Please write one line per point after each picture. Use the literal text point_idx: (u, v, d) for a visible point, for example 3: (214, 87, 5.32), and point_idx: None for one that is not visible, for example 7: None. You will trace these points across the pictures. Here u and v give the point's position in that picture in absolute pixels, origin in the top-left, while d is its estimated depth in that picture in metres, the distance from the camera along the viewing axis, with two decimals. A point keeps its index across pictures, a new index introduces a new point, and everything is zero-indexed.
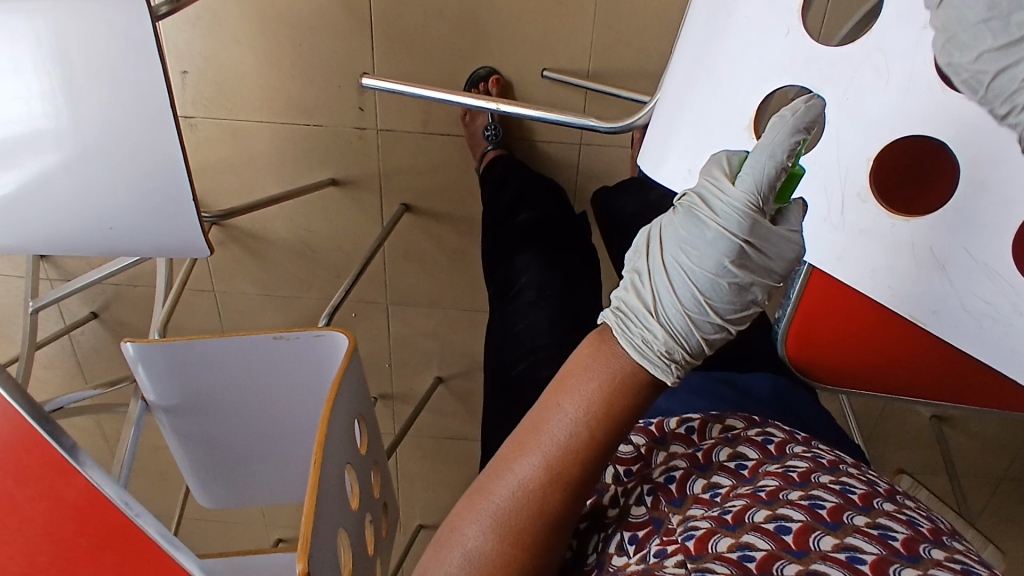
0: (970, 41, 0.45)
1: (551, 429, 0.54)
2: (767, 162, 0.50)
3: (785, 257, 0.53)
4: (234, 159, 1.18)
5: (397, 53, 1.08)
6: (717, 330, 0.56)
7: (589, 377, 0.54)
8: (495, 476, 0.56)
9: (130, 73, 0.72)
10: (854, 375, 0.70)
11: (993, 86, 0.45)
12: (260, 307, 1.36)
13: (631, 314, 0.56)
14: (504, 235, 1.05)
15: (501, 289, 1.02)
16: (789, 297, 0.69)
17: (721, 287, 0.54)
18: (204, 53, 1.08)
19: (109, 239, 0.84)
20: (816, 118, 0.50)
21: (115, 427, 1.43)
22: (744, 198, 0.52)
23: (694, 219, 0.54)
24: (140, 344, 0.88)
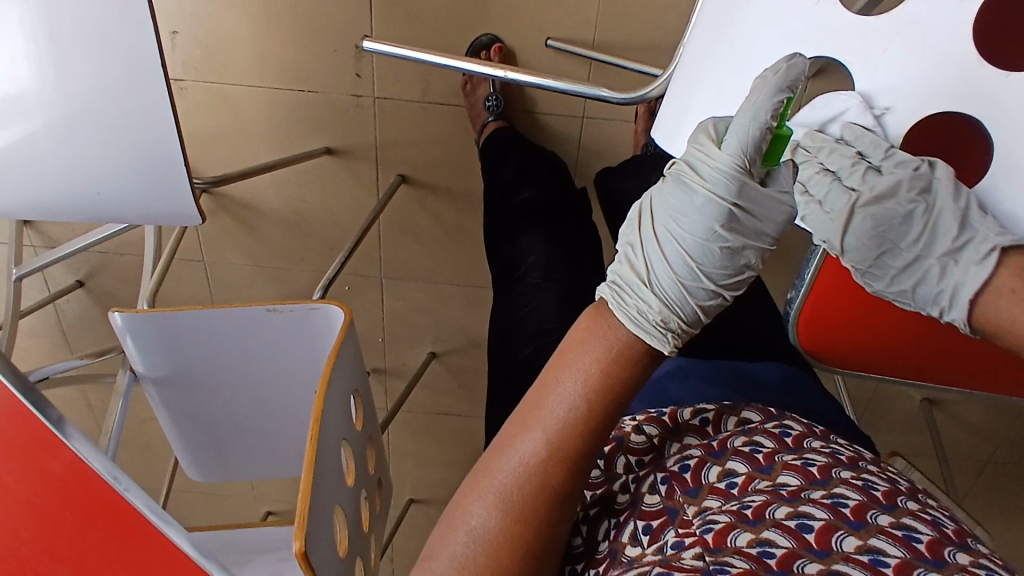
0: (882, 271, 0.54)
1: (552, 404, 0.53)
2: (751, 125, 0.50)
3: (774, 220, 0.53)
4: (226, 125, 1.14)
5: (396, 18, 1.04)
6: (712, 297, 0.56)
7: (587, 349, 0.54)
8: (498, 453, 0.55)
9: (119, 28, 0.68)
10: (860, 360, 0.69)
11: (920, 294, 0.54)
12: (251, 279, 1.33)
13: (626, 286, 0.56)
14: (506, 213, 1.03)
15: (506, 269, 0.99)
16: (801, 280, 0.66)
17: (713, 252, 0.54)
18: (195, 13, 1.04)
19: (98, 204, 0.81)
20: (798, 78, 0.48)
21: (100, 398, 1.41)
22: (730, 161, 0.51)
23: (684, 187, 0.54)
24: (128, 314, 0.86)
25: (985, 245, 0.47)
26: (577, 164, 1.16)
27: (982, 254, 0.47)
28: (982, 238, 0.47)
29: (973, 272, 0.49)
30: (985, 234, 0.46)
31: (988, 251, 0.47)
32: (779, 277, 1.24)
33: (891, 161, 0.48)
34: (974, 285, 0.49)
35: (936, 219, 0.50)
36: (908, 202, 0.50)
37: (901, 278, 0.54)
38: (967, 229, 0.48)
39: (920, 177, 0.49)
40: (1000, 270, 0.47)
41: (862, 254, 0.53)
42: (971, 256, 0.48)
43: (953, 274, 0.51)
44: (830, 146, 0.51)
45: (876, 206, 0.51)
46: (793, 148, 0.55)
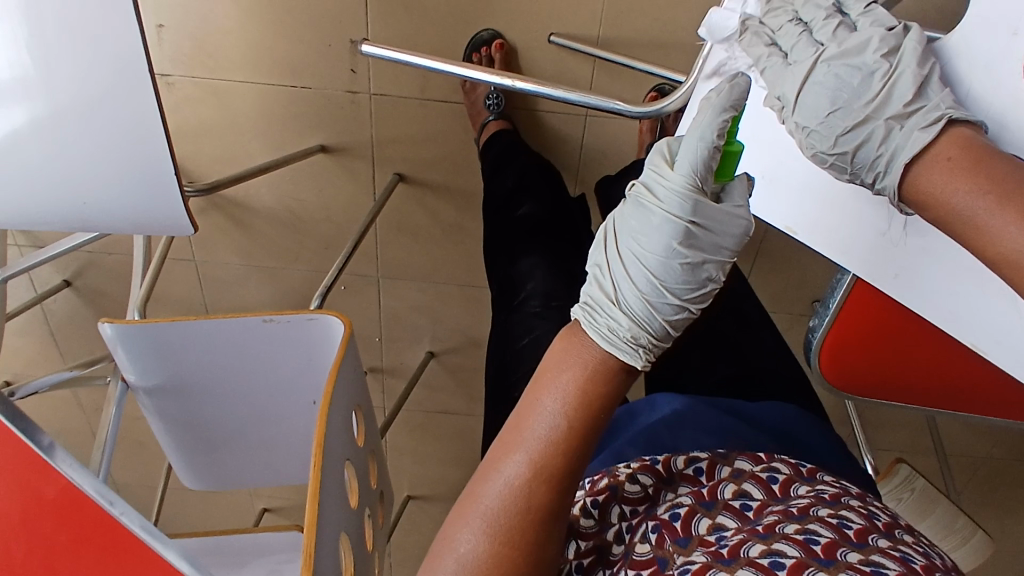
0: (826, 127, 0.52)
1: (534, 424, 0.51)
2: (698, 144, 0.49)
3: (731, 234, 0.52)
4: (216, 121, 1.10)
5: (393, 11, 1.00)
6: (678, 312, 0.54)
7: (565, 368, 0.52)
8: (483, 478, 0.52)
9: (102, 31, 0.65)
10: (875, 384, 0.69)
11: (856, 159, 0.52)
12: (244, 278, 1.29)
13: (596, 305, 0.54)
14: (506, 228, 0.99)
15: (506, 292, 0.94)
16: (825, 310, 0.66)
17: (675, 268, 0.52)
18: (184, 5, 0.99)
19: (84, 213, 0.78)
20: (742, 97, 0.49)
21: (92, 399, 1.38)
22: (683, 180, 0.51)
23: (642, 207, 0.53)
24: (119, 325, 0.83)
25: (937, 113, 0.48)
26: (580, 165, 1.13)
27: (928, 122, 0.48)
28: (935, 106, 0.48)
29: (914, 137, 0.48)
30: (939, 103, 0.48)
31: (936, 119, 0.48)
32: (771, 286, 1.21)
33: (868, 23, 0.52)
34: (916, 148, 0.48)
35: (893, 83, 0.50)
36: (872, 63, 0.51)
37: (845, 138, 0.51)
38: (921, 97, 0.49)
39: (891, 38, 0.51)
40: (941, 138, 0.47)
41: (813, 109, 0.52)
42: (918, 122, 0.48)
43: (895, 139, 0.50)
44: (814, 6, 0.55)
45: (840, 62, 0.51)
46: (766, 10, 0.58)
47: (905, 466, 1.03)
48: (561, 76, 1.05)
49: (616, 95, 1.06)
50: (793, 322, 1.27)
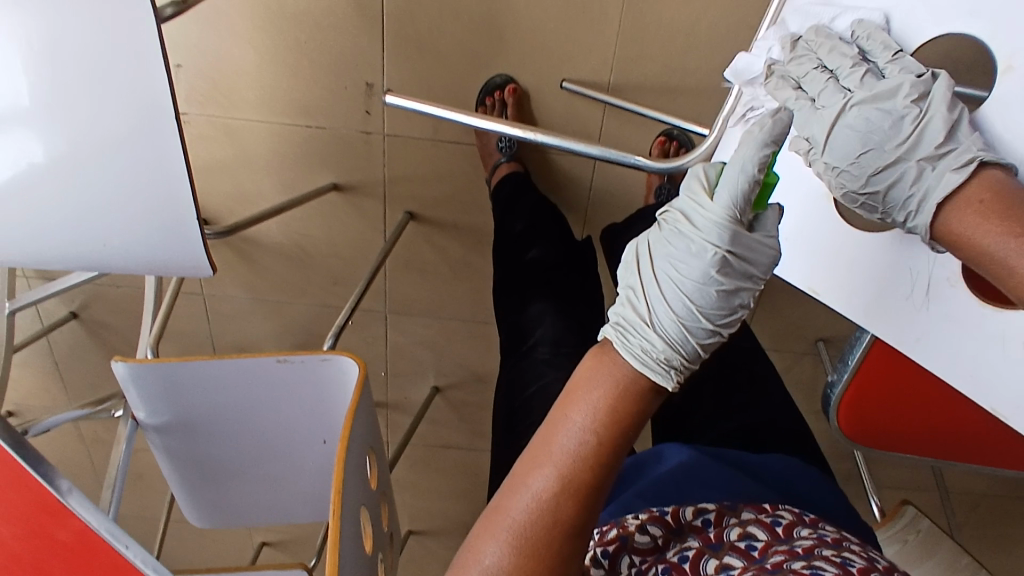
0: (855, 169, 0.49)
1: (562, 439, 0.51)
2: (740, 177, 0.50)
3: (763, 263, 0.53)
4: (229, 159, 1.12)
5: (409, 55, 1.02)
6: (712, 336, 0.54)
7: (594, 385, 0.52)
8: (510, 492, 0.51)
9: (132, 80, 0.66)
10: (886, 439, 0.70)
11: (888, 199, 0.49)
12: (250, 312, 1.30)
13: (630, 326, 0.54)
14: (515, 271, 1.00)
15: (514, 339, 0.95)
16: (846, 365, 0.66)
17: (711, 295, 0.53)
18: (202, 48, 1.02)
19: (104, 253, 0.78)
20: (782, 132, 0.50)
21: (93, 431, 1.37)
22: (723, 212, 0.52)
23: (680, 233, 0.54)
24: (131, 364, 0.83)
25: (969, 155, 0.44)
26: (589, 206, 1.14)
27: (959, 163, 0.45)
28: (965, 149, 0.45)
29: (946, 179, 0.45)
30: (969, 145, 0.45)
31: (968, 161, 0.44)
32: (774, 327, 1.23)
33: (897, 64, 0.49)
34: (947, 190, 0.45)
35: (925, 126, 0.47)
36: (903, 108, 0.48)
37: (876, 178, 0.49)
38: (952, 140, 0.46)
39: (921, 84, 0.47)
40: (974, 180, 0.44)
41: (842, 152, 0.49)
42: (949, 164, 0.45)
43: (928, 179, 0.46)
44: (834, 44, 0.52)
45: (873, 103, 0.48)
46: (793, 42, 0.55)
47: (911, 509, 1.05)
48: (572, 119, 1.07)
49: (625, 138, 1.08)
50: (795, 362, 1.27)
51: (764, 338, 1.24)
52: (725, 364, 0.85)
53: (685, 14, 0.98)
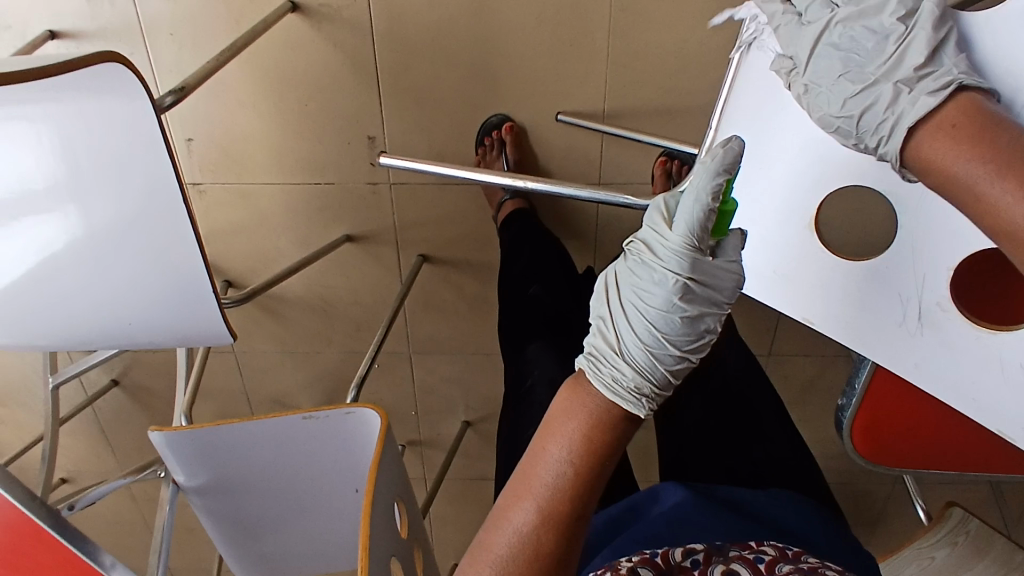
0: (832, 93, 0.52)
1: (541, 472, 0.52)
2: (694, 206, 0.53)
3: (726, 288, 0.55)
4: (246, 222, 1.16)
5: (407, 107, 1.05)
6: (679, 361, 0.57)
7: (570, 417, 0.53)
8: (495, 526, 0.53)
9: (141, 171, 0.69)
10: (901, 459, 0.69)
11: (862, 125, 0.51)
12: (281, 365, 1.33)
13: (601, 356, 0.57)
14: (518, 312, 1.00)
15: (514, 383, 0.93)
16: (852, 391, 0.65)
17: (675, 321, 0.55)
18: (211, 120, 1.06)
19: (131, 328, 0.83)
20: (736, 160, 0.52)
21: (143, 490, 1.42)
22: (681, 240, 0.54)
23: (644, 263, 0.57)
24: (166, 433, 0.86)
25: (948, 79, 0.47)
26: (597, 232, 1.15)
27: (937, 86, 0.47)
28: (946, 72, 0.48)
29: (921, 101, 0.48)
30: (949, 70, 0.48)
31: (946, 85, 0.47)
32: (798, 336, 1.21)
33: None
34: (920, 113, 0.47)
35: (909, 41, 0.50)
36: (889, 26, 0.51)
37: (853, 102, 0.51)
38: (933, 63, 0.49)
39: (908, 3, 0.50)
40: (950, 103, 0.47)
41: (825, 74, 0.53)
42: (927, 87, 0.48)
43: (902, 102, 0.49)
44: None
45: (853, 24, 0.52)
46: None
47: (958, 511, 1.02)
48: (572, 149, 1.09)
49: (625, 164, 1.09)
50: (826, 366, 1.25)
51: (788, 346, 1.23)
52: (739, 391, 0.84)
53: (673, 37, 0.99)
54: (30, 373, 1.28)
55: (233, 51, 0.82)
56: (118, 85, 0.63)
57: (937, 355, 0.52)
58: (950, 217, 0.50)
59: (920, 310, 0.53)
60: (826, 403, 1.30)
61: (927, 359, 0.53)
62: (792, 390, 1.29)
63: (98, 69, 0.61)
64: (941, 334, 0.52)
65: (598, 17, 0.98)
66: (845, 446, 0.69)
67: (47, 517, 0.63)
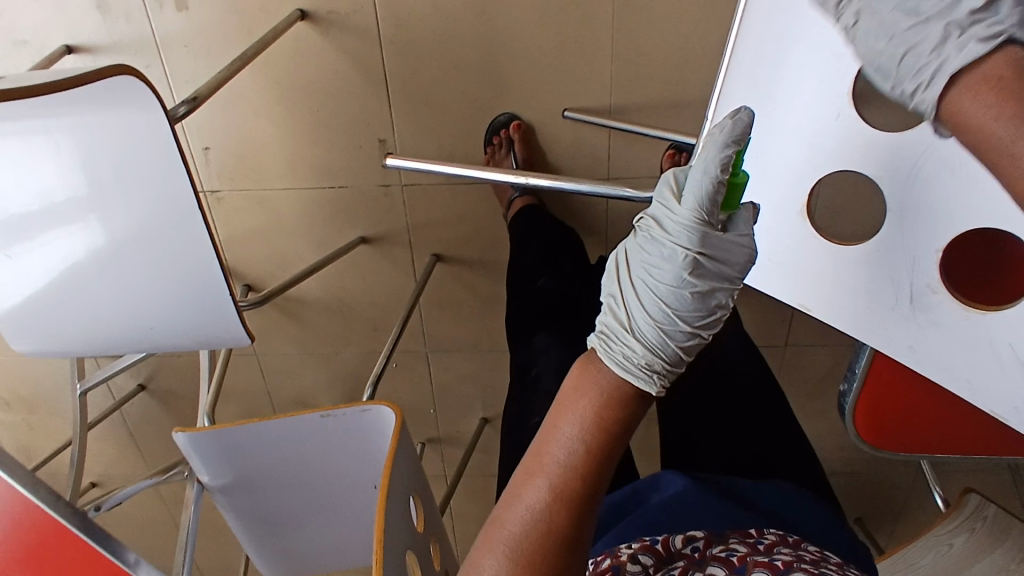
0: (884, 24, 0.51)
1: (554, 450, 0.53)
2: (703, 178, 0.54)
3: (738, 260, 0.56)
4: (263, 227, 1.18)
5: (416, 109, 1.07)
6: (690, 338, 0.58)
7: (581, 395, 0.54)
8: (507, 505, 0.54)
9: (158, 179, 0.71)
10: (907, 444, 0.69)
11: (904, 64, 0.50)
12: (302, 366, 1.36)
13: (612, 334, 0.58)
14: (524, 304, 1.02)
15: (521, 369, 0.94)
16: (853, 374, 0.66)
17: (685, 297, 0.57)
18: (226, 129, 1.09)
19: (153, 333, 0.85)
20: (743, 132, 0.54)
21: (172, 491, 1.46)
22: (691, 214, 0.56)
23: (653, 239, 0.58)
24: (189, 433, 0.89)
25: (999, 28, 0.46)
26: (608, 226, 1.15)
27: (987, 34, 0.46)
28: (998, 21, 0.47)
29: (967, 47, 0.47)
30: (1004, 18, 0.46)
31: (995, 34, 0.46)
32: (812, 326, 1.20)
33: None
34: (964, 61, 0.47)
35: None
36: None
37: (904, 36, 0.50)
38: (990, 10, 0.48)
39: None
40: (995, 55, 0.46)
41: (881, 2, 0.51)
42: (976, 34, 0.47)
43: (948, 47, 0.48)
44: None
45: None
46: None
47: (975, 497, 1.00)
48: (580, 146, 1.09)
49: (634, 158, 1.09)
50: (844, 356, 1.23)
51: (805, 336, 1.22)
52: (744, 383, 0.84)
53: (677, 30, 0.99)
54: (61, 380, 1.32)
55: (243, 62, 0.84)
56: (131, 97, 0.65)
57: (930, 335, 0.53)
58: (941, 199, 0.51)
59: (913, 292, 0.53)
60: None
61: (921, 341, 0.54)
62: (809, 381, 1.28)
63: (112, 82, 0.64)
64: (933, 317, 0.53)
65: (602, 14, 0.98)
66: (848, 430, 0.69)
67: (74, 517, 0.65)
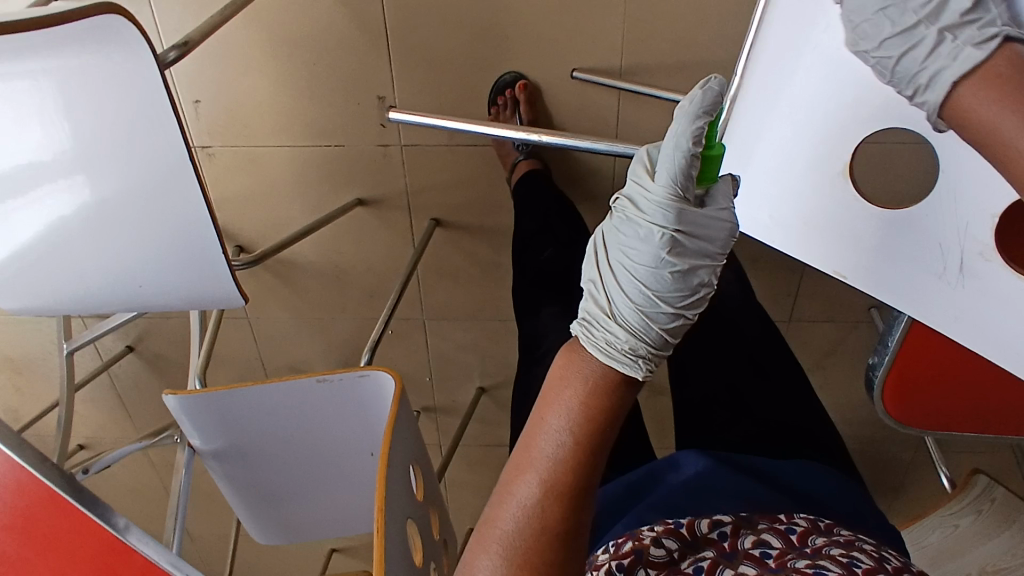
0: (871, 30, 0.47)
1: (541, 444, 0.53)
2: (676, 154, 0.52)
3: (717, 237, 0.55)
4: (256, 186, 1.14)
5: (417, 66, 1.02)
6: (674, 319, 0.56)
7: (567, 386, 0.54)
8: (498, 503, 0.53)
9: (146, 133, 0.67)
10: (934, 418, 0.72)
11: (898, 69, 0.46)
12: (295, 331, 1.32)
13: (593, 321, 0.57)
14: (528, 272, 0.99)
15: (529, 345, 0.91)
16: (885, 348, 0.68)
17: (665, 278, 0.55)
18: (217, 82, 1.04)
19: (143, 292, 0.82)
20: (714, 102, 0.52)
21: (161, 455, 1.43)
22: (665, 191, 0.53)
23: (628, 220, 0.56)
24: (181, 396, 0.86)
25: (992, 31, 0.43)
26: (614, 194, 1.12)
27: (981, 38, 0.43)
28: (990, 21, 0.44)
29: (966, 52, 0.43)
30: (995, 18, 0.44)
31: (990, 37, 0.43)
32: (816, 301, 1.19)
33: None
34: (964, 66, 0.43)
35: None
36: None
37: (888, 44, 0.47)
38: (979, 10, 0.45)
39: None
40: (995, 57, 0.43)
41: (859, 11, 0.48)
42: (971, 38, 0.44)
43: (944, 51, 0.44)
44: None
45: None
46: None
47: (983, 478, 1.02)
48: (587, 109, 1.05)
49: (642, 124, 1.05)
50: (849, 331, 1.22)
51: (810, 310, 1.20)
52: (752, 346, 0.83)
53: None
54: (46, 341, 1.28)
55: (235, 7, 0.79)
56: (118, 42, 0.61)
57: (980, 304, 0.50)
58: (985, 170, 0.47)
59: (962, 261, 0.50)
60: (848, 369, 1.27)
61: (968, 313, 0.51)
62: (812, 357, 1.27)
63: (96, 22, 0.58)
64: (983, 286, 0.50)
65: None
66: (877, 407, 0.72)
67: (64, 483, 0.62)
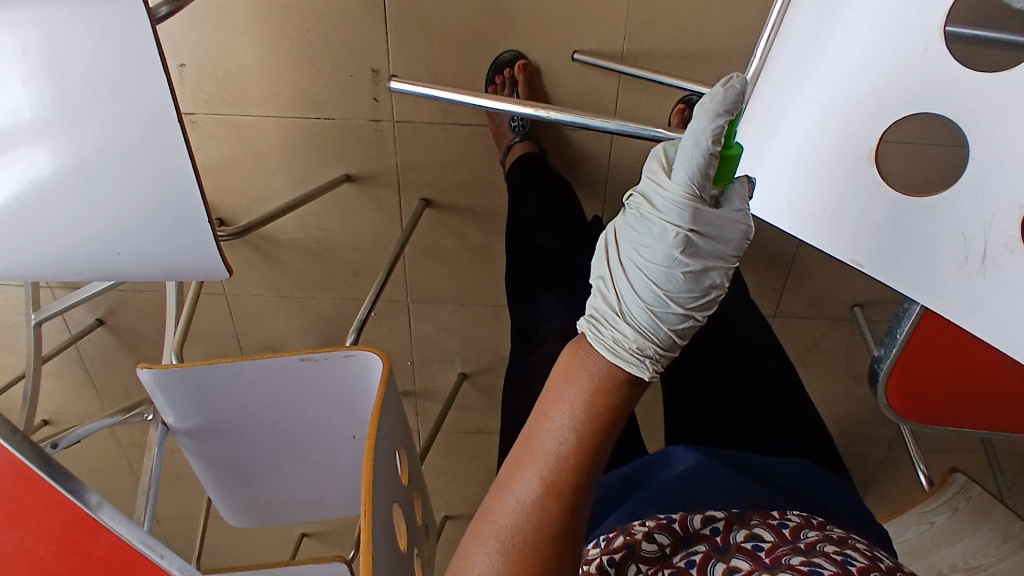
0: None
1: (544, 440, 0.51)
2: (694, 152, 0.49)
3: (731, 239, 0.52)
4: (240, 157, 1.10)
5: (413, 39, 0.99)
6: (683, 320, 0.54)
7: (569, 382, 0.52)
8: (496, 497, 0.51)
9: (129, 86, 0.63)
10: (933, 406, 0.77)
11: None
12: (274, 309, 1.29)
13: (601, 318, 0.55)
14: (524, 259, 0.98)
15: (523, 331, 0.90)
16: (894, 340, 0.73)
17: (677, 277, 0.53)
18: (204, 45, 1.00)
19: (117, 264, 0.76)
20: (738, 100, 0.49)
21: (129, 433, 1.39)
22: (681, 190, 0.51)
23: (642, 217, 0.54)
24: (156, 370, 0.82)
25: None
26: (608, 181, 1.11)
27: None
28: None
29: None
30: None
31: None
32: (802, 298, 1.19)
33: None
34: None
35: None
36: None
37: None
38: None
39: None
40: None
41: None
42: None
43: None
44: None
45: None
46: None
47: (960, 476, 1.04)
48: (585, 93, 1.03)
49: (641, 111, 1.04)
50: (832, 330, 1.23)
51: (795, 308, 1.21)
52: (742, 338, 0.86)
53: None
54: (12, 311, 1.23)
55: None
56: None
57: (1002, 300, 0.43)
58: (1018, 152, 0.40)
59: (986, 251, 0.43)
60: (830, 367, 1.29)
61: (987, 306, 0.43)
62: (793, 354, 1.27)
63: None
64: (1004, 277, 0.43)
65: None
66: (880, 399, 0.77)
67: (33, 455, 0.59)
